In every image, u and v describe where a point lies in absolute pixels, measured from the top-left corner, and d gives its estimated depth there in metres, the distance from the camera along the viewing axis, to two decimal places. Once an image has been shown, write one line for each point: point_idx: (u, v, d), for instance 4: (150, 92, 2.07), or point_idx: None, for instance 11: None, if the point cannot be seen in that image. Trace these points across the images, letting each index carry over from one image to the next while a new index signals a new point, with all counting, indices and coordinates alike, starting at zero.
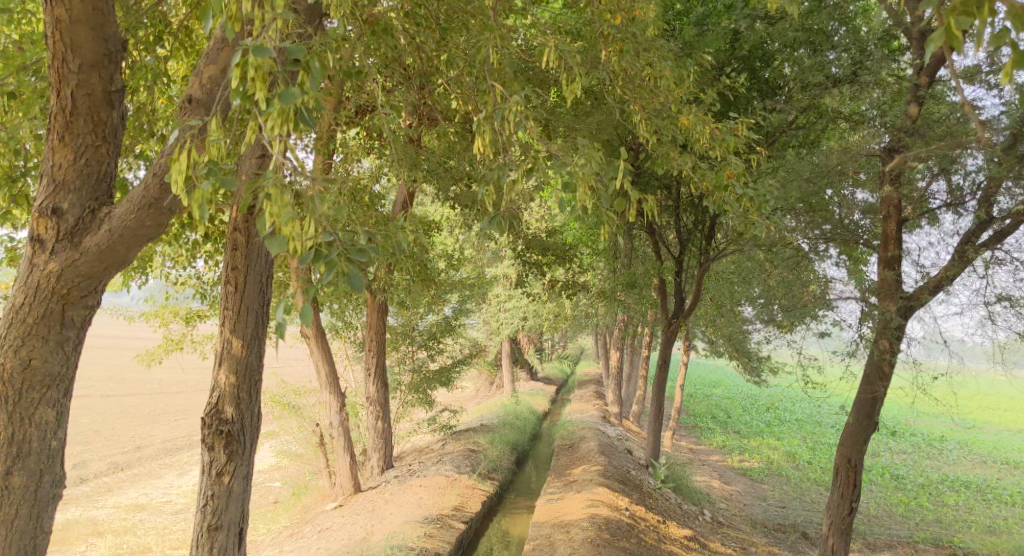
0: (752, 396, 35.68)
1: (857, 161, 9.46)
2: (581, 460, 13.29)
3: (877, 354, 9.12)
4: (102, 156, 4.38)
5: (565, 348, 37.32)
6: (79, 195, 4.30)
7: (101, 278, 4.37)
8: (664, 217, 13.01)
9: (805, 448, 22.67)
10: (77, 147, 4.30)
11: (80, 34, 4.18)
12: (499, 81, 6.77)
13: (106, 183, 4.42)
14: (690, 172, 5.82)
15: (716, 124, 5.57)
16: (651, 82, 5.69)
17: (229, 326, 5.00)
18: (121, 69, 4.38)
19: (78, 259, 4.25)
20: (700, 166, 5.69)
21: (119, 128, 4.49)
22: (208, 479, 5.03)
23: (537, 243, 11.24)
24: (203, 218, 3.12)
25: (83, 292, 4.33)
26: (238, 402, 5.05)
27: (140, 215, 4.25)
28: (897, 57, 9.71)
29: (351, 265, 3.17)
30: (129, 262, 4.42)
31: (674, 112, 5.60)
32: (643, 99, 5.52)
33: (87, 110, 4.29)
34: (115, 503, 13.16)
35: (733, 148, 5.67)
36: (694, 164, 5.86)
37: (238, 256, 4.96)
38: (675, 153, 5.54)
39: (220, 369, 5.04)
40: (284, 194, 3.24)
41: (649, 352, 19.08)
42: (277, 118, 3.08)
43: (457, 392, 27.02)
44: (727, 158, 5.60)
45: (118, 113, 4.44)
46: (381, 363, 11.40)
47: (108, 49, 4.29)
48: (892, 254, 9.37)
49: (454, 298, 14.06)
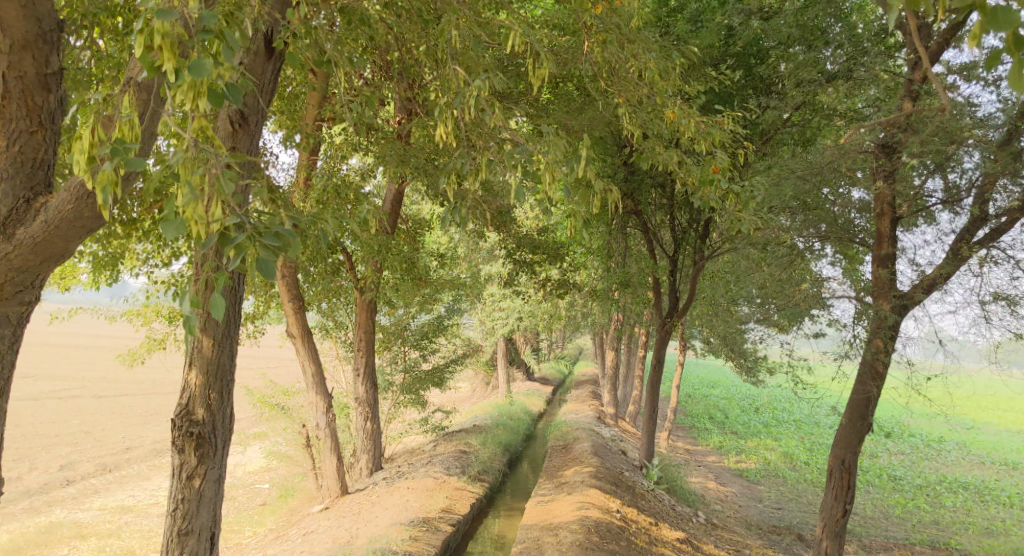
0: (751, 396, 35.57)
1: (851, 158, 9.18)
2: (574, 461, 13.14)
3: (870, 354, 8.97)
4: (38, 143, 4.19)
5: (562, 347, 37.18)
6: (12, 183, 4.11)
7: (38, 271, 4.20)
8: (658, 216, 12.86)
9: (802, 449, 22.55)
10: (9, 134, 4.11)
11: (10, 13, 3.99)
12: (465, 65, 6.55)
13: (43, 171, 4.24)
14: (676, 168, 5.69)
15: (701, 118, 5.41)
16: (636, 75, 5.54)
17: (199, 325, 4.87)
18: (57, 50, 4.20)
19: (11, 252, 4.08)
20: (687, 161, 5.55)
21: (58, 113, 4.30)
22: (179, 482, 4.89)
23: (528, 242, 11.09)
24: (104, 201, 3.05)
25: (17, 287, 4.18)
26: (209, 403, 4.91)
27: (80, 208, 4.09)
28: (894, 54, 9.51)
29: (262, 250, 3.01)
30: (68, 255, 4.25)
31: (658, 105, 5.45)
32: (627, 92, 5.41)
33: (20, 94, 4.11)
34: (102, 505, 13.03)
35: (720, 142, 5.53)
36: (680, 159, 5.72)
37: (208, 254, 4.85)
38: (660, 149, 5.41)
39: (191, 369, 4.90)
40: (195, 175, 3.13)
41: (645, 352, 18.93)
42: (187, 90, 3.04)
43: (453, 392, 26.89)
44: (714, 153, 5.47)
45: (56, 96, 4.25)
46: (371, 363, 11.19)
47: (41, 29, 4.10)
48: (886, 252, 9.30)
49: (447, 297, 13.90)
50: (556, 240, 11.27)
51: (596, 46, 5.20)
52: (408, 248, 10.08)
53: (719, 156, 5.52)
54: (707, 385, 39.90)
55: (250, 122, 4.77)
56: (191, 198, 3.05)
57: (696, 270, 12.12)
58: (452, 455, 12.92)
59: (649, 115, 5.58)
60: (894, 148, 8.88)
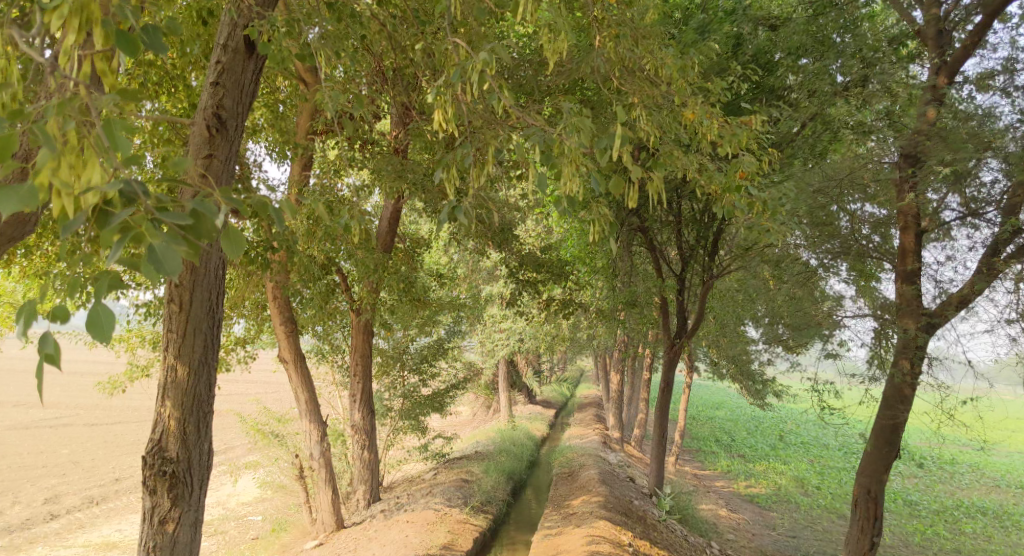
0: (756, 418, 34.92)
1: (868, 171, 8.97)
2: (581, 489, 12.57)
3: (895, 376, 8.54)
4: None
5: (564, 370, 36.50)
6: None
7: None
8: (665, 233, 12.41)
9: (813, 473, 21.89)
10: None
11: None
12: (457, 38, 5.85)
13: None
14: (697, 173, 5.24)
15: (723, 119, 4.97)
16: (653, 73, 5.10)
17: (173, 351, 4.37)
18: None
19: None
20: (706, 167, 5.13)
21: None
22: (151, 528, 4.35)
23: (531, 260, 10.57)
24: None
25: None
26: (184, 439, 4.41)
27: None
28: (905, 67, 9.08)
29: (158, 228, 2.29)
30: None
31: (676, 107, 5.02)
32: (643, 91, 4.95)
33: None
34: (85, 541, 12.47)
35: (744, 143, 5.07)
36: (699, 165, 5.29)
37: (182, 271, 4.33)
38: (679, 153, 4.95)
39: (164, 400, 4.39)
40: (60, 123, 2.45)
41: (650, 374, 18.41)
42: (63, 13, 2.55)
43: (452, 417, 26.30)
44: (739, 156, 5.03)
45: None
46: (367, 389, 10.65)
47: None
48: (911, 268, 8.86)
49: (447, 319, 13.40)
50: (560, 258, 10.78)
51: (609, 39, 4.77)
52: (406, 267, 9.58)
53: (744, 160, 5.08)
54: (711, 407, 39.20)
55: (228, 127, 4.31)
56: (48, 150, 2.33)
57: (704, 289, 11.55)
58: (453, 484, 12.32)
59: (666, 119, 5.14)
60: (916, 157, 8.48)
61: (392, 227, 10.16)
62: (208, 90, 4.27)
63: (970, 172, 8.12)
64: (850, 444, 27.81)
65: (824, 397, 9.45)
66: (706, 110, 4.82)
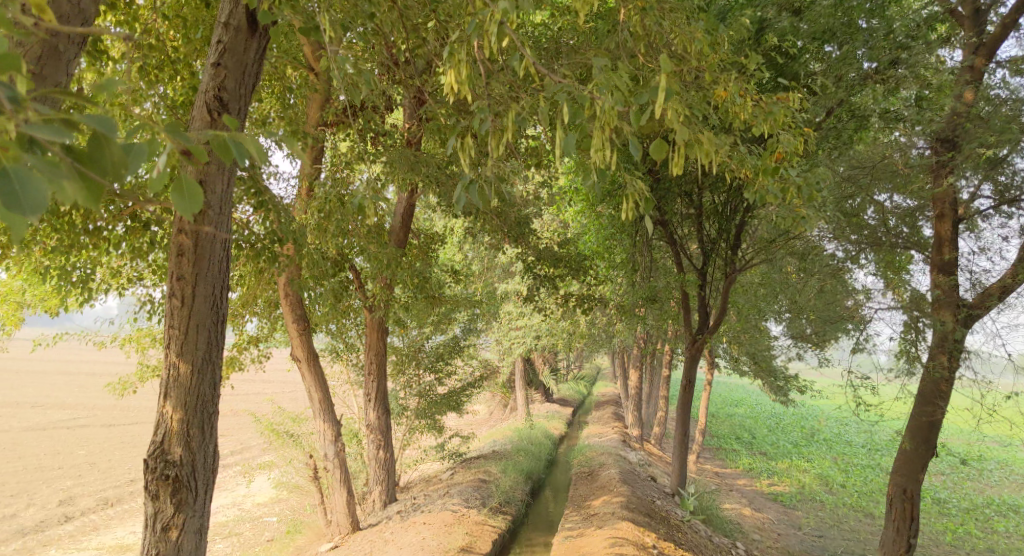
0: (776, 416, 34.43)
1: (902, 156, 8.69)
2: (601, 489, 12.29)
3: (931, 370, 8.22)
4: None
5: (581, 367, 36.11)
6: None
7: None
8: (685, 226, 12.07)
9: (837, 470, 21.43)
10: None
11: None
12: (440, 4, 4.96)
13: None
14: (729, 157, 4.97)
15: (757, 98, 4.69)
16: (683, 50, 4.81)
17: (175, 348, 4.13)
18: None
19: None
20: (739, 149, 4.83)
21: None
22: (153, 535, 4.12)
23: (549, 255, 10.22)
24: None
25: None
26: (189, 441, 4.18)
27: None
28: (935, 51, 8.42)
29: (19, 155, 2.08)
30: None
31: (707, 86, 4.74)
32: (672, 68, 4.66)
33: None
34: (99, 544, 12.33)
35: (779, 123, 4.79)
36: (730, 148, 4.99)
37: (185, 264, 4.09)
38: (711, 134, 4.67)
39: (166, 401, 4.16)
40: None
41: (670, 371, 18.08)
42: None
43: (469, 417, 26.08)
44: (775, 136, 4.78)
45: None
46: (382, 388, 10.42)
47: None
48: (947, 257, 8.60)
49: (463, 316, 13.16)
50: (578, 253, 10.47)
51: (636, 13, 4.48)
52: (421, 263, 9.34)
53: (779, 141, 4.82)
54: (730, 404, 38.66)
55: (230, 110, 4.05)
56: None
57: (727, 283, 11.19)
58: (471, 484, 12.08)
59: (696, 99, 4.86)
60: (952, 142, 8.34)
61: (406, 222, 9.93)
62: (208, 71, 4.03)
63: (1005, 158, 7.96)
64: (873, 441, 27.30)
65: (859, 394, 9.09)
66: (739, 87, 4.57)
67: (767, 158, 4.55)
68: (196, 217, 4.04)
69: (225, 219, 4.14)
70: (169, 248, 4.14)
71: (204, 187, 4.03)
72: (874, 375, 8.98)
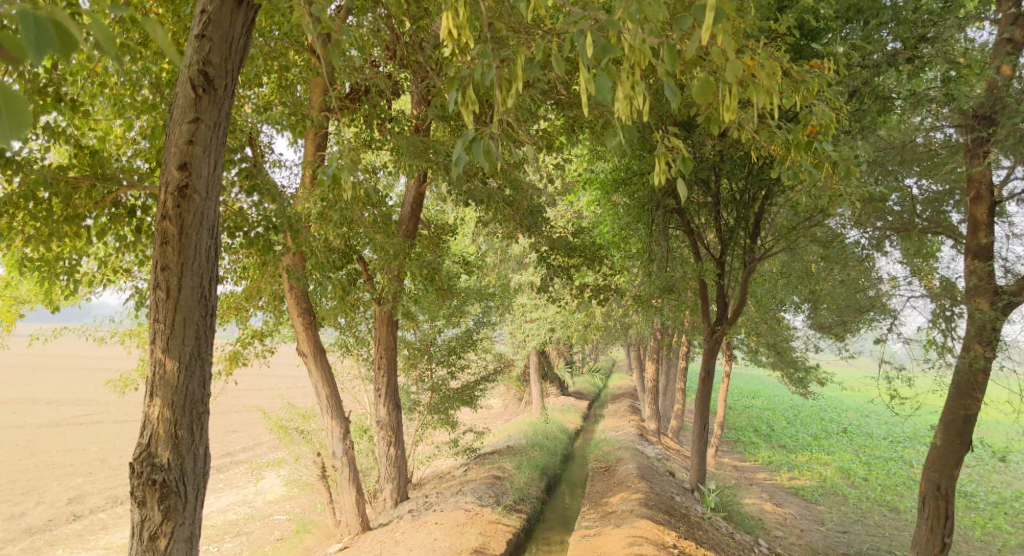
0: (796, 407, 33.85)
1: None
2: (618, 486, 11.96)
3: (964, 361, 7.86)
4: None
5: (597, 360, 35.75)
6: None
7: None
8: (703, 214, 11.66)
9: (859, 463, 20.96)
10: None
11: None
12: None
13: None
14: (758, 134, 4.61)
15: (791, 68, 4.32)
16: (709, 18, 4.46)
17: (161, 344, 3.83)
18: None
19: None
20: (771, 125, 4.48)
21: None
22: (140, 544, 3.85)
23: (563, 244, 9.84)
24: None
25: None
26: (177, 444, 3.88)
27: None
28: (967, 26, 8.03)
29: None
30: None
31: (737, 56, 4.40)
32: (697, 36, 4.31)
33: None
34: (106, 543, 12.17)
35: (813, 94, 4.43)
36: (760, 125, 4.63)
37: (169, 253, 3.77)
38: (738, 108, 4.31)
39: (153, 401, 3.87)
40: None
41: (687, 363, 17.69)
42: None
43: (483, 411, 25.82)
44: (808, 108, 4.44)
45: None
46: (392, 383, 10.12)
47: None
48: (983, 243, 8.20)
49: (476, 309, 12.85)
50: (593, 242, 10.11)
51: None
52: (431, 254, 9.03)
53: (814, 113, 4.46)
54: (747, 396, 38.14)
55: (216, 86, 3.70)
56: None
57: (746, 273, 10.74)
58: (485, 481, 11.78)
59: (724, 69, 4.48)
60: (990, 118, 7.91)
61: (415, 212, 9.62)
62: (192, 44, 3.66)
63: None
64: (896, 434, 26.75)
65: (894, 385, 8.66)
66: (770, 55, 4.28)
67: (801, 132, 4.20)
68: (181, 202, 3.73)
69: (211, 205, 3.83)
70: (153, 236, 3.82)
71: (189, 170, 3.72)
72: (910, 365, 8.58)
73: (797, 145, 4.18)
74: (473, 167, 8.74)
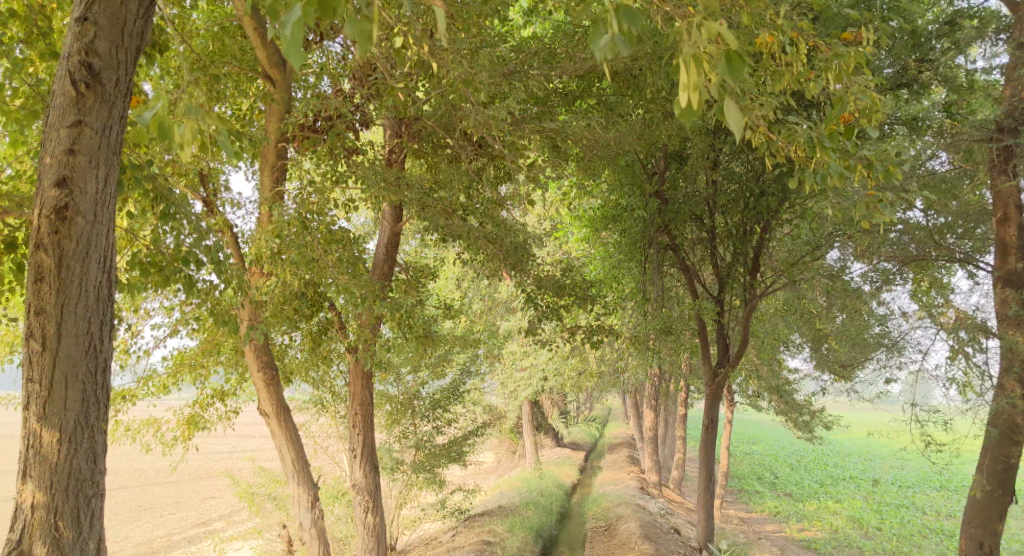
0: (796, 452, 32.74)
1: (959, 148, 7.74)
2: (620, 547, 11.05)
3: (1003, 401, 7.27)
4: None
5: (591, 409, 34.66)
6: None
7: None
8: (698, 251, 10.94)
9: (870, 511, 19.88)
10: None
11: None
12: None
13: None
14: (783, 136, 3.95)
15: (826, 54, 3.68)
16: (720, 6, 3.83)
17: (37, 409, 3.01)
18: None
19: None
20: (797, 126, 3.84)
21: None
22: None
23: (550, 283, 9.00)
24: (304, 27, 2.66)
25: None
26: (57, 539, 3.01)
27: None
28: (970, 49, 7.70)
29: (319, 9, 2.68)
30: None
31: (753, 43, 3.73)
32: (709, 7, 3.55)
33: None
34: None
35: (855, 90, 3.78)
36: (785, 129, 3.96)
37: (46, 292, 2.99)
38: (763, 105, 3.68)
39: (26, 485, 3.03)
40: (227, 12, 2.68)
41: (686, 410, 16.75)
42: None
43: (474, 466, 24.71)
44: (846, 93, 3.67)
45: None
46: (369, 442, 9.17)
47: None
48: (1013, 266, 7.82)
49: (462, 358, 12.04)
50: (583, 280, 9.30)
51: None
52: (409, 297, 8.25)
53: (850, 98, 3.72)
54: (745, 441, 37.00)
55: (103, 81, 3.01)
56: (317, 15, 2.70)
57: (747, 312, 9.78)
58: (474, 547, 10.74)
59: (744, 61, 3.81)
60: (1015, 130, 7.63)
61: (391, 253, 8.84)
62: (72, 29, 2.98)
63: None
64: (902, 478, 25.75)
65: (928, 430, 7.87)
66: (793, 32, 3.63)
67: (836, 120, 3.56)
68: (61, 226, 2.98)
69: (102, 229, 3.08)
70: (26, 273, 3.03)
71: (70, 186, 2.98)
72: (943, 407, 7.79)
73: (831, 135, 3.54)
74: (450, 203, 7.98)
